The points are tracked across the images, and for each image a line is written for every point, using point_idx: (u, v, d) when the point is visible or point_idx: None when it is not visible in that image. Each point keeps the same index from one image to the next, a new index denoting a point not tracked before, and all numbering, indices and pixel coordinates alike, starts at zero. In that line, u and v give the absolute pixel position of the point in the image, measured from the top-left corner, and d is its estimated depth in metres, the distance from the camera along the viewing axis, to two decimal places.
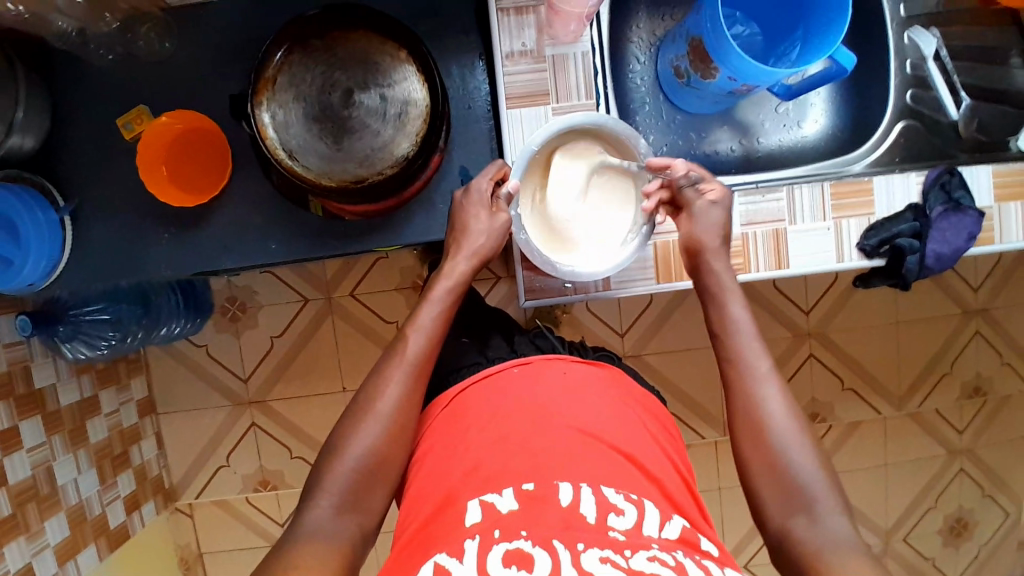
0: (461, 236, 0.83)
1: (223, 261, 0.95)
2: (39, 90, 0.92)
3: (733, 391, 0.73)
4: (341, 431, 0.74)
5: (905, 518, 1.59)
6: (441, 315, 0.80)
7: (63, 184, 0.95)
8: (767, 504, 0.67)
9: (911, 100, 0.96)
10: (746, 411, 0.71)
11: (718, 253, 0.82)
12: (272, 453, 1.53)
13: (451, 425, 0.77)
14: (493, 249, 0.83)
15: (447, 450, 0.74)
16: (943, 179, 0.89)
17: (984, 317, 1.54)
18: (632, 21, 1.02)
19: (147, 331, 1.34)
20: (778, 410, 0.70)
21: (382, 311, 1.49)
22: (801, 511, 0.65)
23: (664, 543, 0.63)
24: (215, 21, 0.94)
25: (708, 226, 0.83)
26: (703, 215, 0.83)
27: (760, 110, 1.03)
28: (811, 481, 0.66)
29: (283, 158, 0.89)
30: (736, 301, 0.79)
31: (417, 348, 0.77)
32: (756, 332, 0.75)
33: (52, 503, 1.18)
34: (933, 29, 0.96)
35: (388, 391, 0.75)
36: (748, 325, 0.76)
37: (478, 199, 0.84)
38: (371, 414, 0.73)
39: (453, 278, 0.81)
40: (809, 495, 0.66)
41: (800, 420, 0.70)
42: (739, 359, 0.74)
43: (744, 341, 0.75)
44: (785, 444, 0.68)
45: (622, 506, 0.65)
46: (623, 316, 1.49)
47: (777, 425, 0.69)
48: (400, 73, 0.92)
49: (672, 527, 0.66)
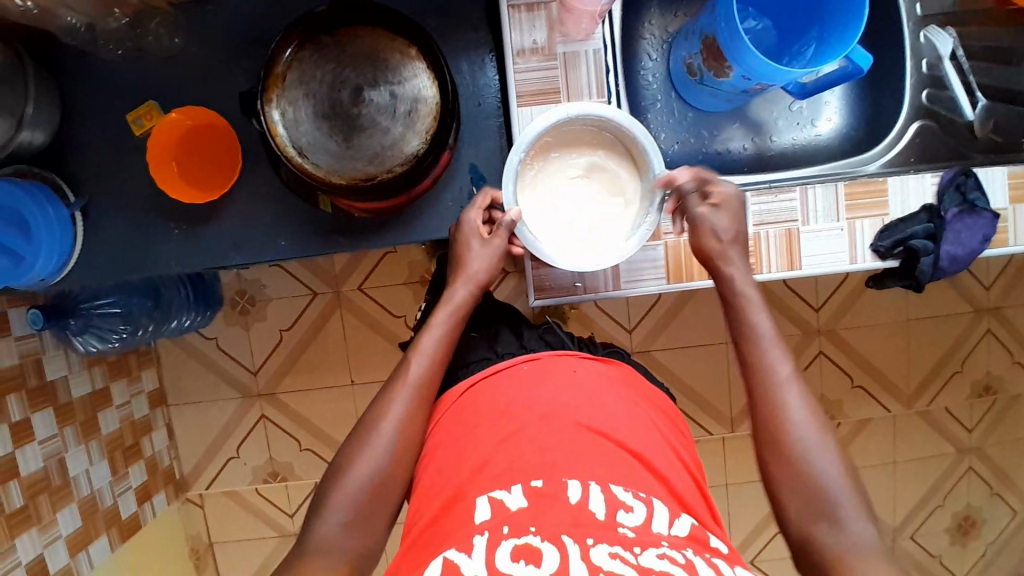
0: (460, 260, 0.83)
1: (232, 258, 0.96)
2: (49, 86, 0.92)
3: (756, 398, 0.72)
4: (347, 453, 0.74)
5: (913, 516, 1.58)
6: (444, 336, 0.79)
7: (74, 181, 0.95)
8: (789, 510, 0.67)
9: (927, 99, 0.94)
10: (767, 418, 0.70)
11: (731, 259, 0.79)
12: (281, 445, 1.54)
13: (460, 421, 0.76)
14: (489, 275, 0.82)
15: (456, 446, 0.73)
16: (958, 180, 0.87)
17: (997, 316, 1.53)
18: (644, 17, 1.01)
19: (157, 324, 1.34)
20: (801, 416, 0.69)
21: (389, 305, 1.49)
22: (825, 518, 0.65)
23: (674, 539, 0.63)
24: (224, 17, 0.94)
25: (707, 231, 0.80)
26: (704, 220, 0.80)
27: (773, 107, 1.01)
28: (833, 486, 0.66)
29: (293, 156, 0.89)
30: (758, 308, 0.76)
31: (419, 372, 0.77)
32: (779, 339, 0.74)
33: (64, 494, 1.19)
34: (950, 28, 0.95)
35: (392, 415, 0.75)
36: (770, 332, 0.74)
37: (471, 229, 0.84)
38: (376, 435, 0.73)
39: (454, 304, 0.81)
40: (831, 501, 0.65)
41: (825, 427, 0.69)
42: (761, 366, 0.73)
43: (765, 346, 0.73)
44: (807, 450, 0.68)
45: (632, 504, 0.65)
46: (632, 312, 1.48)
47: (799, 432, 0.69)
48: (409, 69, 0.91)
49: (681, 524, 0.66)
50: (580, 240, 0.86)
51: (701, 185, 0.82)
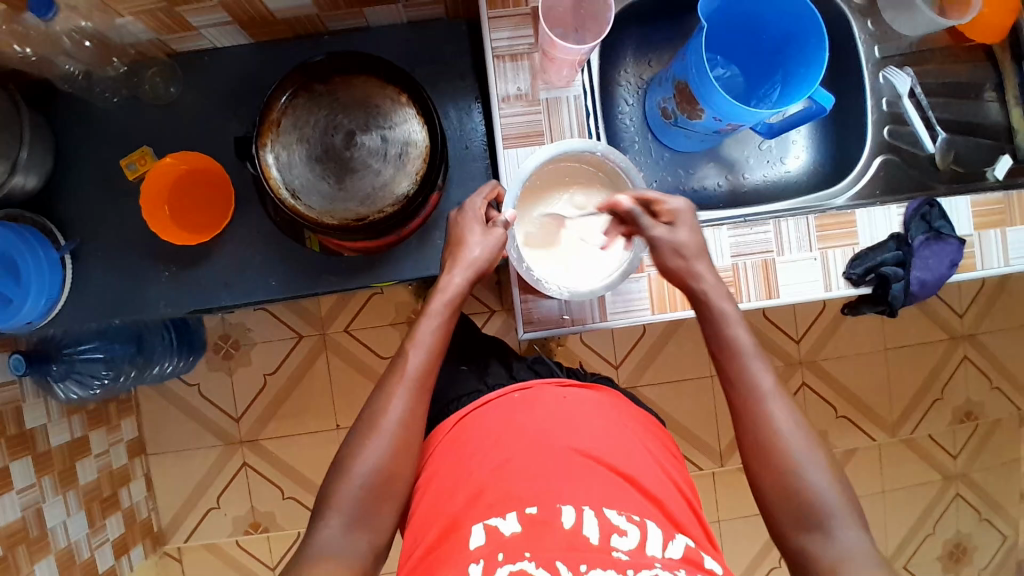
0: (457, 249, 0.83)
1: (224, 298, 0.97)
2: (44, 133, 0.93)
3: (740, 409, 0.73)
4: (349, 448, 0.73)
5: (903, 547, 1.59)
6: (441, 329, 0.79)
7: (65, 225, 0.96)
8: (782, 523, 0.68)
9: (889, 135, 1.00)
10: (753, 432, 0.71)
11: (700, 274, 0.80)
12: (264, 494, 1.51)
13: (455, 452, 0.77)
14: (487, 260, 0.82)
15: (451, 472, 0.74)
16: (923, 210, 0.92)
17: (972, 342, 1.58)
18: (620, 65, 1.06)
19: (139, 370, 1.35)
20: (786, 428, 0.70)
21: (377, 346, 1.49)
22: (817, 528, 0.67)
23: (667, 562, 0.64)
24: (218, 66, 0.97)
25: (670, 251, 0.80)
26: (664, 241, 0.81)
27: (745, 147, 1.06)
28: (823, 495, 0.67)
29: (286, 198, 0.91)
30: (735, 322, 0.77)
31: (417, 365, 0.76)
32: (758, 351, 0.75)
33: (41, 545, 1.15)
34: (907, 68, 1.01)
35: (392, 407, 0.74)
36: (750, 344, 0.75)
37: (473, 215, 0.84)
38: (376, 430, 0.73)
39: (449, 292, 0.80)
40: (821, 510, 0.67)
41: (810, 434, 0.70)
42: (743, 377, 0.74)
43: (746, 360, 0.74)
44: (796, 467, 0.69)
45: (626, 527, 0.65)
46: (617, 348, 1.50)
47: (787, 445, 0.69)
48: (400, 114, 0.94)
49: (675, 546, 0.66)
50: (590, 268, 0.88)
51: (646, 204, 0.83)
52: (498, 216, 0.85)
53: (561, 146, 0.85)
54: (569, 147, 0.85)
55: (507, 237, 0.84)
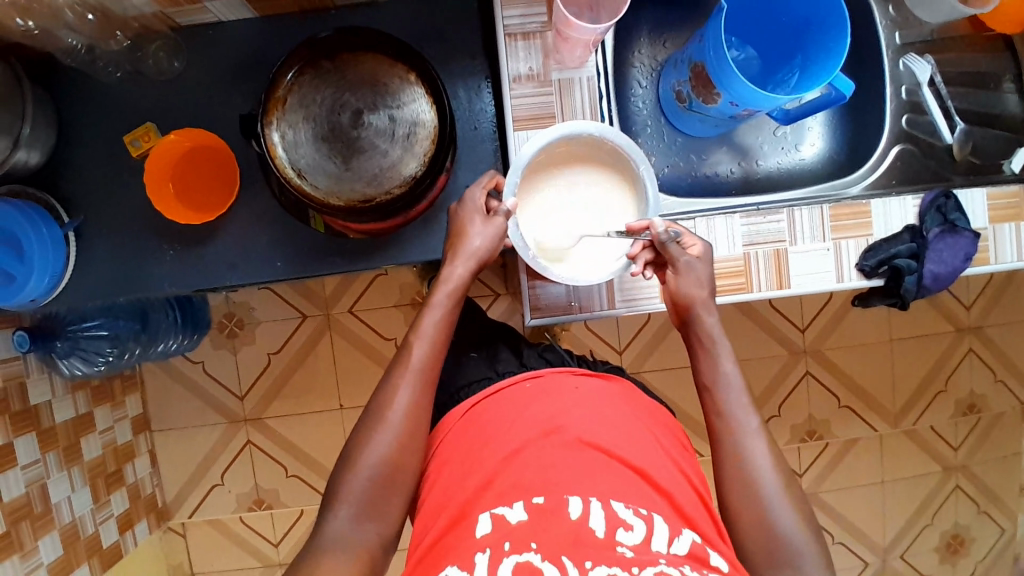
0: (459, 239, 0.82)
1: (228, 278, 0.96)
2: (47, 107, 0.92)
3: (724, 445, 0.73)
4: (356, 440, 0.73)
5: (901, 536, 1.60)
6: (443, 320, 0.79)
7: (69, 201, 0.95)
8: (754, 559, 0.68)
9: (907, 124, 0.99)
10: (733, 468, 0.71)
11: (709, 309, 0.80)
12: (267, 472, 1.51)
13: (467, 436, 0.77)
14: (489, 251, 0.81)
15: (463, 459, 0.75)
16: (939, 202, 0.91)
17: (978, 335, 1.57)
18: (634, 46, 1.04)
19: (144, 347, 1.33)
20: (767, 466, 0.71)
21: (381, 328, 1.49)
22: (787, 566, 0.67)
23: (672, 557, 0.63)
24: (224, 42, 0.95)
25: (692, 280, 0.81)
26: (687, 270, 0.81)
27: (759, 133, 1.04)
28: (792, 534, 0.68)
29: (291, 177, 0.90)
30: (728, 357, 0.78)
31: (421, 357, 0.76)
32: (745, 389, 0.76)
33: (46, 521, 1.16)
34: (927, 56, 0.99)
35: (399, 398, 0.74)
36: (738, 381, 0.76)
37: (473, 207, 0.83)
38: (383, 423, 0.73)
39: (451, 283, 0.80)
40: (791, 549, 0.67)
41: (785, 474, 0.72)
42: (730, 412, 0.74)
43: (734, 396, 0.75)
44: (772, 504, 0.69)
45: (632, 522, 0.65)
46: (622, 333, 1.50)
47: (767, 483, 0.70)
48: (408, 94, 0.92)
49: (681, 542, 0.65)
50: (596, 254, 0.87)
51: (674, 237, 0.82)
52: (500, 205, 0.84)
53: (564, 128, 0.83)
54: (572, 129, 0.83)
55: (507, 227, 0.82)
